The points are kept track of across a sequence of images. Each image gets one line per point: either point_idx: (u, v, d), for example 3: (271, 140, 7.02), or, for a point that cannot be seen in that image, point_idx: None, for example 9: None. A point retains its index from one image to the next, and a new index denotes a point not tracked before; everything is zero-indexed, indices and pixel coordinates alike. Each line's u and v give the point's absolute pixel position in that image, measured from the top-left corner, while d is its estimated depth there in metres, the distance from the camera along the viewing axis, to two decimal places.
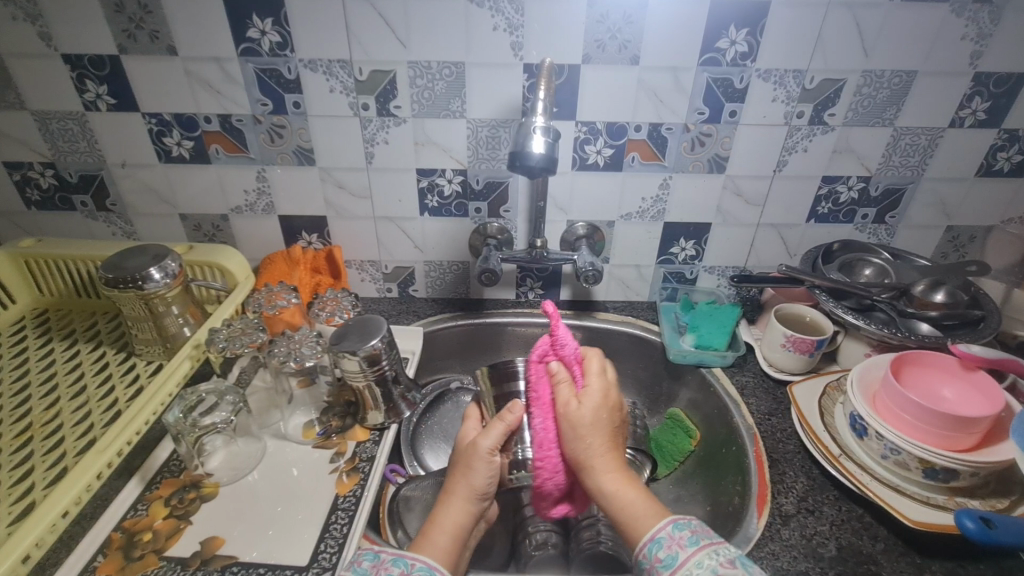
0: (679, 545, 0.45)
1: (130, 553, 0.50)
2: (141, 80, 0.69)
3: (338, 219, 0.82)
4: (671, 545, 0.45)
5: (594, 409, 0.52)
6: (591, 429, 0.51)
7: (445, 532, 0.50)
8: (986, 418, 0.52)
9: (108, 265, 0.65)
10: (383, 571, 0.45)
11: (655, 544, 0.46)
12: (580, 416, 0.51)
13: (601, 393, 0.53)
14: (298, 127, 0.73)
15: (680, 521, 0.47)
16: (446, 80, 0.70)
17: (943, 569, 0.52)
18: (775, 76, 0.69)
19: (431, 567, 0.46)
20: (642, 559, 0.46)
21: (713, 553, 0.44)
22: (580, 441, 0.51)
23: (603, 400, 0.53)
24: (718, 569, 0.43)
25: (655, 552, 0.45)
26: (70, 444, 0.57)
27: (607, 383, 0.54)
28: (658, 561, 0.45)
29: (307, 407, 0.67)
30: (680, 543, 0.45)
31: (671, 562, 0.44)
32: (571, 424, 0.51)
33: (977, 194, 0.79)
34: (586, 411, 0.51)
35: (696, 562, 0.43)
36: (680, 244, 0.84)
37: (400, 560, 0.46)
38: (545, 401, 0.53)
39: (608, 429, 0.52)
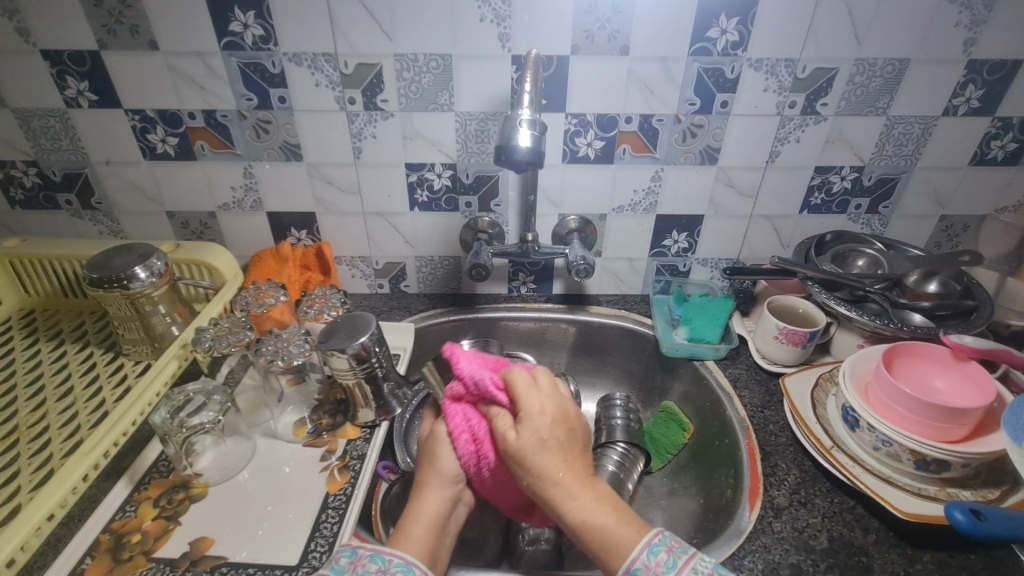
0: (656, 574, 0.44)
1: (118, 555, 0.50)
2: (123, 76, 0.68)
3: (327, 216, 0.81)
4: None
5: (532, 439, 0.49)
6: (542, 455, 0.49)
7: (419, 521, 0.50)
8: (977, 410, 0.52)
9: (93, 265, 0.65)
10: (360, 568, 0.44)
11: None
12: (519, 448, 0.49)
13: (542, 415, 0.50)
14: (284, 122, 0.72)
15: (654, 544, 0.46)
16: (433, 72, 0.69)
17: (935, 560, 0.52)
18: (767, 65, 0.68)
19: (408, 563, 0.46)
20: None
21: (695, 574, 0.44)
22: (531, 471, 0.48)
23: (542, 427, 0.50)
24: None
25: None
26: (57, 446, 0.57)
27: (542, 404, 0.51)
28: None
29: (297, 405, 0.67)
30: (659, 570, 0.44)
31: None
32: (516, 457, 0.49)
33: (971, 183, 0.78)
34: (528, 437, 0.49)
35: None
36: (672, 236, 0.84)
37: (377, 555, 0.46)
38: (472, 439, 0.53)
39: (560, 453, 0.49)
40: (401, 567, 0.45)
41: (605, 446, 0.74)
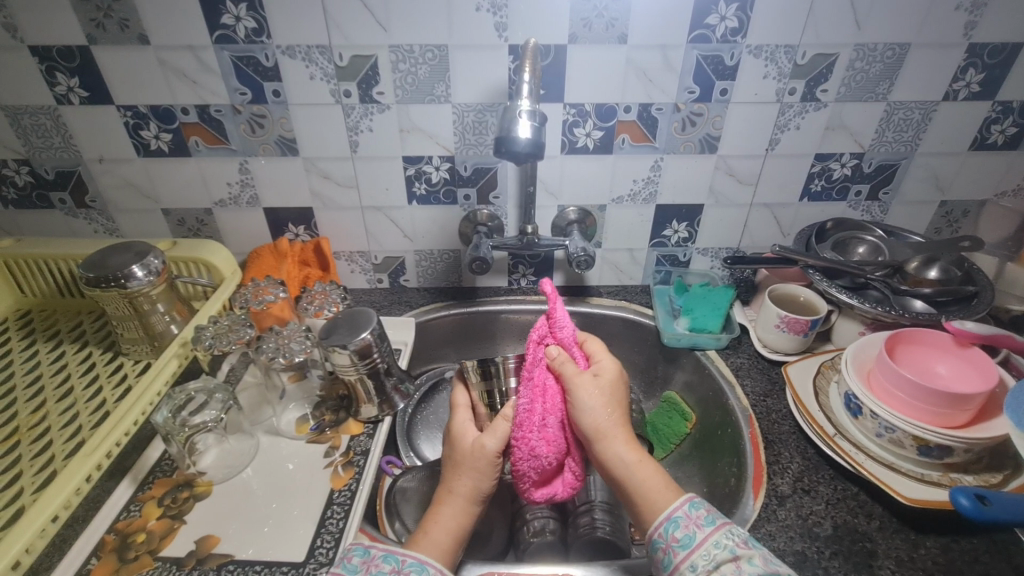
0: (695, 525, 0.46)
1: (124, 554, 0.50)
2: (113, 71, 0.67)
3: (324, 211, 0.80)
4: (687, 525, 0.46)
5: (600, 389, 0.53)
6: (608, 401, 0.53)
7: (440, 529, 0.50)
8: (980, 395, 0.52)
9: (89, 264, 0.64)
10: (374, 567, 0.45)
11: (671, 524, 0.47)
12: (591, 392, 0.52)
13: (611, 373, 0.55)
14: (279, 116, 0.71)
15: (695, 499, 0.48)
16: (429, 63, 0.68)
17: (938, 544, 0.52)
18: (766, 52, 0.68)
19: (422, 562, 0.46)
20: (657, 539, 0.47)
21: (730, 533, 0.45)
22: (598, 414, 0.52)
23: (611, 384, 0.54)
24: (736, 549, 0.44)
25: (672, 532, 0.46)
26: (59, 447, 0.56)
27: (614, 365, 0.56)
28: (675, 541, 0.46)
29: (299, 401, 0.66)
30: (697, 522, 0.46)
31: (688, 542, 0.45)
32: (585, 397, 0.52)
33: (971, 168, 0.78)
34: (601, 385, 0.53)
35: (714, 542, 0.45)
36: (673, 226, 0.83)
37: (391, 555, 0.46)
38: (541, 384, 0.54)
39: (620, 407, 0.54)
40: (415, 567, 0.46)
41: None
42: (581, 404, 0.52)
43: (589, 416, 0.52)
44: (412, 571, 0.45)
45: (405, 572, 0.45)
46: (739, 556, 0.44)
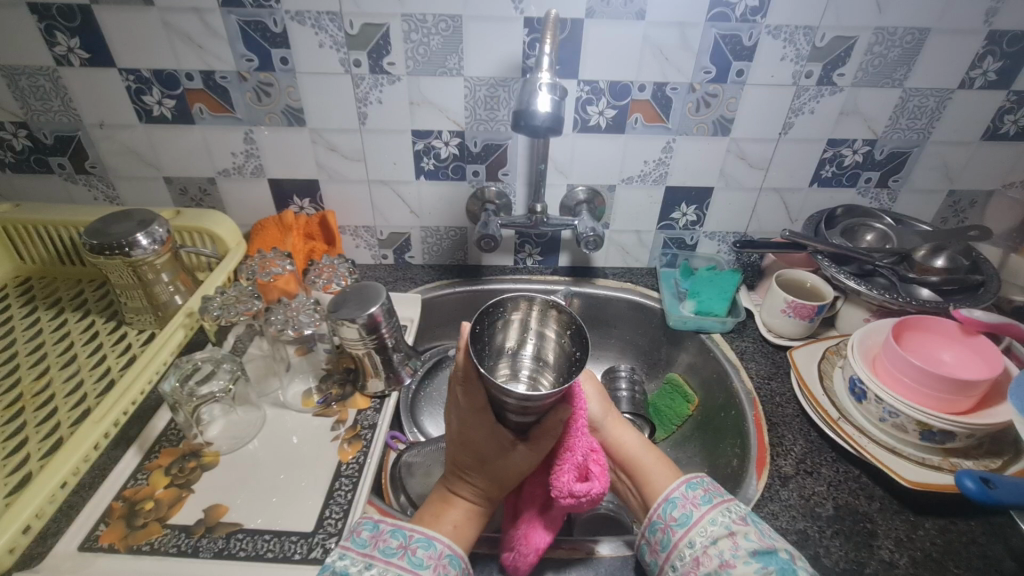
0: (693, 504, 0.49)
1: (133, 521, 0.50)
2: (115, 32, 0.65)
3: (330, 183, 0.79)
4: (685, 505, 0.50)
5: (596, 387, 0.61)
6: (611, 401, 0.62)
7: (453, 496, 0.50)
8: (984, 382, 0.53)
9: (91, 231, 0.63)
10: (382, 542, 0.46)
11: (669, 505, 0.50)
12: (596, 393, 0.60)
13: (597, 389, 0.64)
14: (287, 85, 0.70)
15: (692, 482, 0.52)
16: (442, 34, 0.66)
17: (936, 526, 0.53)
18: (785, 33, 0.67)
19: (430, 537, 0.47)
20: (656, 520, 0.50)
21: (727, 511, 0.48)
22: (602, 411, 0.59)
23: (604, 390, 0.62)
24: (732, 525, 0.47)
25: (670, 511, 0.49)
26: (64, 415, 0.56)
27: None
28: (673, 520, 0.49)
29: (305, 374, 0.67)
30: (694, 502, 0.50)
31: (686, 521, 0.49)
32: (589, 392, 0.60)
33: (981, 158, 0.78)
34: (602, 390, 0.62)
35: (710, 519, 0.48)
36: (681, 209, 0.83)
37: (399, 531, 0.47)
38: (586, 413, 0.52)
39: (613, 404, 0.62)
40: (422, 542, 0.46)
41: None
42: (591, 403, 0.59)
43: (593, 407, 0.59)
44: (419, 547, 0.46)
45: (412, 547, 0.46)
46: (734, 532, 0.46)
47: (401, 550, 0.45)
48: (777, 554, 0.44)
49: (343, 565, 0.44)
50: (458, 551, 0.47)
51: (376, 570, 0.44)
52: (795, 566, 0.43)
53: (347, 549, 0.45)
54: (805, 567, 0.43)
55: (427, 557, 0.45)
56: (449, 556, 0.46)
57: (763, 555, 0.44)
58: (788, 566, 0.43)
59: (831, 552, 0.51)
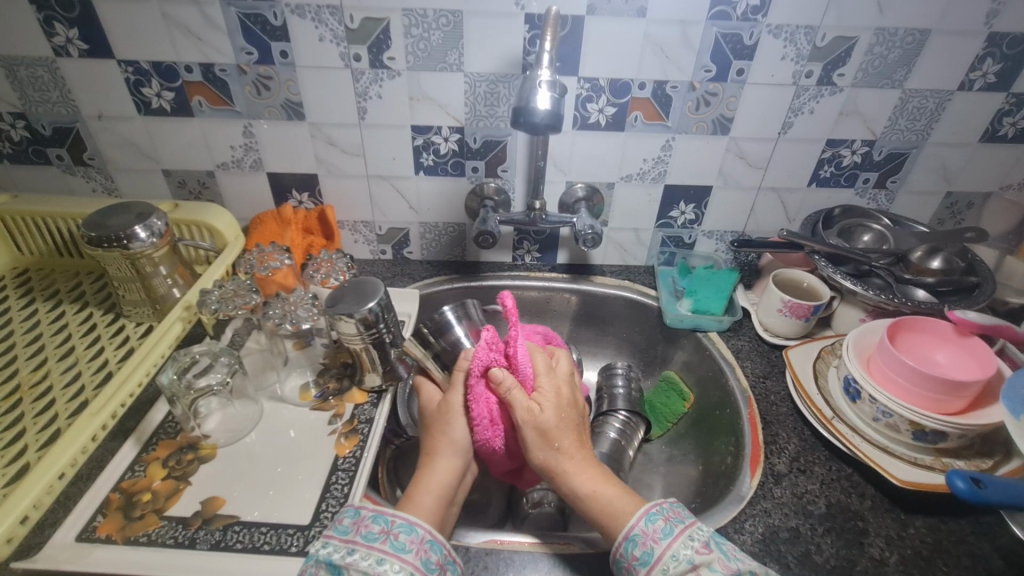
0: (653, 540, 0.47)
1: (130, 513, 0.50)
2: (115, 24, 0.65)
3: (329, 177, 0.79)
4: (645, 542, 0.47)
5: (549, 412, 0.54)
6: (560, 431, 0.54)
7: (430, 492, 0.51)
8: (977, 383, 0.53)
9: (90, 223, 0.62)
10: (364, 528, 0.46)
11: (630, 542, 0.47)
12: (541, 421, 0.53)
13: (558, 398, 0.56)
14: (286, 79, 0.70)
15: (651, 512, 0.48)
16: (443, 29, 0.66)
17: (926, 525, 0.54)
18: (786, 32, 0.67)
19: (411, 523, 0.47)
20: (619, 557, 0.48)
21: (689, 540, 0.46)
22: (547, 448, 0.53)
23: (557, 401, 0.55)
24: (694, 557, 0.45)
25: (631, 550, 0.47)
26: (62, 406, 0.56)
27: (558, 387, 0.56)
28: (635, 558, 0.47)
29: (302, 369, 0.67)
30: (655, 537, 0.47)
31: (647, 558, 0.46)
32: (527, 435, 0.53)
33: (979, 160, 0.78)
34: (550, 416, 0.54)
35: (673, 554, 0.46)
36: (680, 207, 0.83)
37: (381, 516, 0.47)
38: (489, 417, 0.56)
39: (571, 423, 0.55)
40: (404, 527, 0.46)
41: (608, 414, 0.76)
42: (529, 439, 0.53)
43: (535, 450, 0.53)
44: (400, 532, 0.46)
45: (394, 532, 0.46)
46: (698, 564, 0.45)
47: (383, 536, 0.45)
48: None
49: (326, 552, 0.44)
50: (439, 537, 0.47)
51: (358, 556, 0.44)
52: None
53: (329, 538, 0.46)
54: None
55: (408, 541, 0.45)
56: (430, 541, 0.46)
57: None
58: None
59: (823, 549, 0.51)
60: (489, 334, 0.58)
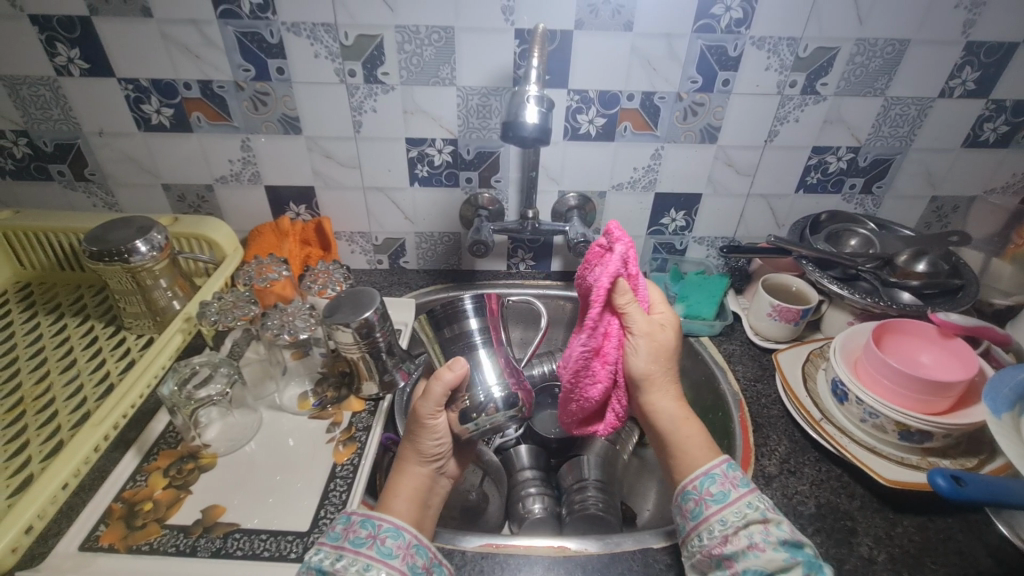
0: (732, 484, 0.48)
1: (132, 522, 0.51)
2: (116, 44, 0.66)
3: (326, 190, 0.80)
4: (724, 482, 0.48)
5: (671, 335, 0.57)
6: (658, 353, 0.56)
7: (404, 497, 0.51)
8: (960, 383, 0.55)
9: (91, 238, 0.64)
10: (353, 533, 0.47)
11: (708, 479, 0.49)
12: (661, 338, 0.56)
13: (665, 325, 0.57)
14: (283, 94, 0.71)
15: (733, 461, 0.50)
16: (435, 45, 0.68)
17: (915, 523, 0.55)
18: (769, 44, 0.68)
19: (398, 527, 0.48)
20: (691, 489, 0.49)
21: (765, 495, 0.47)
22: (653, 363, 0.55)
23: (672, 327, 0.58)
24: (767, 512, 0.46)
25: (707, 486, 0.48)
26: (64, 418, 0.57)
27: (670, 312, 0.59)
28: (708, 495, 0.48)
29: (301, 377, 0.68)
30: (734, 482, 0.48)
31: (722, 498, 0.48)
32: (640, 344, 0.55)
33: (963, 165, 0.80)
34: (666, 335, 0.56)
35: (747, 502, 0.47)
36: (671, 214, 0.85)
37: (369, 521, 0.48)
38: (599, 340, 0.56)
39: (671, 352, 0.57)
40: (391, 532, 0.47)
41: None
42: (641, 351, 0.55)
43: (641, 359, 0.55)
44: (387, 537, 0.47)
45: (381, 536, 0.46)
46: (768, 519, 0.46)
47: (370, 540, 0.46)
48: (803, 547, 0.44)
49: (317, 559, 0.45)
50: (425, 541, 0.48)
51: (346, 562, 0.44)
52: (819, 562, 0.43)
53: (322, 545, 0.46)
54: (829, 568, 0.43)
55: (395, 546, 0.46)
56: (416, 545, 0.47)
57: (792, 545, 0.44)
58: (812, 561, 0.43)
59: (812, 549, 0.52)
60: (624, 251, 0.55)
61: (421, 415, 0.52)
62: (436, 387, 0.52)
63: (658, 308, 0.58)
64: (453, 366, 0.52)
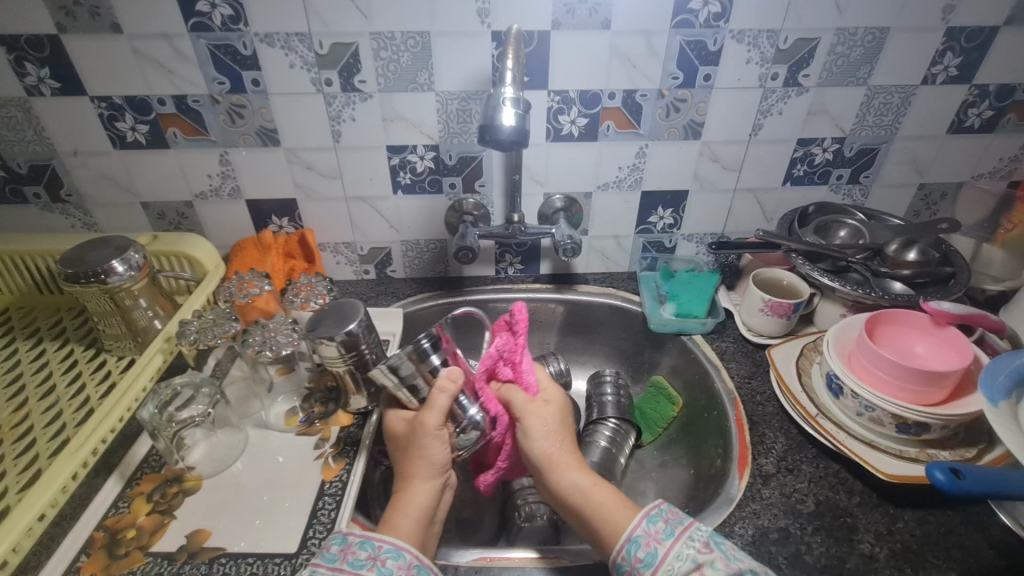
0: (656, 540, 0.48)
1: (114, 551, 0.49)
2: (86, 61, 0.65)
3: (308, 202, 0.79)
4: (648, 542, 0.48)
5: (558, 411, 0.57)
6: (557, 430, 0.56)
7: (408, 515, 0.51)
8: (954, 372, 0.54)
9: (67, 260, 0.63)
10: (351, 555, 0.46)
11: (633, 544, 0.48)
12: (544, 417, 0.56)
13: (551, 402, 0.58)
14: (259, 106, 0.70)
15: (653, 514, 0.50)
16: (412, 50, 0.67)
17: (915, 518, 0.54)
18: (748, 36, 0.68)
19: (398, 548, 0.47)
20: (621, 561, 0.48)
21: (690, 541, 0.47)
22: (547, 441, 0.55)
23: (560, 401, 0.58)
24: (698, 557, 0.46)
25: (635, 552, 0.47)
26: (43, 445, 0.56)
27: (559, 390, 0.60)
28: (638, 561, 0.47)
29: (288, 394, 0.67)
30: (657, 538, 0.48)
31: (651, 560, 0.47)
32: (532, 425, 0.56)
33: (949, 152, 0.79)
34: (549, 412, 0.56)
35: (676, 553, 0.47)
36: (658, 212, 0.84)
37: (368, 542, 0.47)
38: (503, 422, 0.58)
39: (567, 429, 0.57)
40: (391, 553, 0.46)
41: (598, 423, 0.75)
42: (532, 429, 0.56)
43: (548, 435, 0.55)
44: (387, 558, 0.46)
45: (381, 558, 0.46)
46: (701, 564, 0.45)
47: (370, 562, 0.45)
48: None
49: None
50: (426, 562, 0.47)
51: None
52: None
53: (316, 567, 0.45)
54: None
55: (395, 567, 0.45)
56: (417, 566, 0.46)
57: None
58: None
59: (813, 548, 0.51)
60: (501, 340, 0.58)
61: (430, 425, 0.52)
62: (439, 399, 0.53)
63: (545, 386, 0.59)
64: (451, 378, 0.53)
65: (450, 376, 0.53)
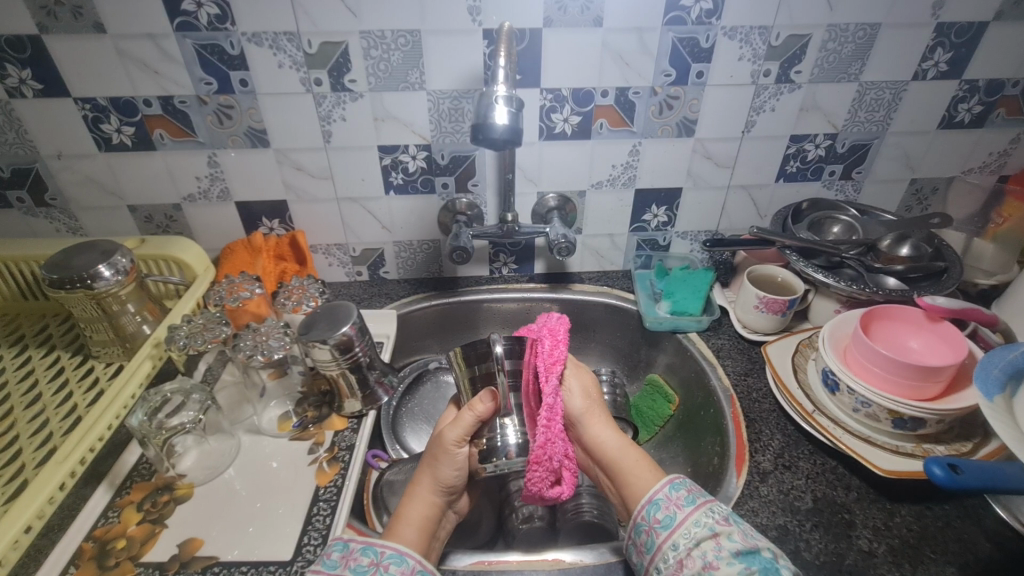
0: (676, 506, 0.49)
1: (104, 562, 0.48)
2: (67, 61, 0.64)
3: (299, 203, 0.78)
4: (668, 506, 0.49)
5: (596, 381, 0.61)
6: (594, 392, 0.59)
7: (409, 524, 0.51)
8: (949, 366, 0.54)
9: (52, 265, 0.61)
10: (353, 561, 0.45)
11: (654, 506, 0.49)
12: (582, 379, 0.59)
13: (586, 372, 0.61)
14: (248, 107, 0.69)
15: (676, 482, 0.51)
16: (402, 49, 0.66)
17: (913, 512, 0.54)
18: (740, 33, 0.68)
19: (402, 554, 0.47)
20: (640, 522, 0.49)
21: (710, 511, 0.47)
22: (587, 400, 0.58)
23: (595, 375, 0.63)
24: (716, 526, 0.46)
25: (654, 513, 0.49)
26: (29, 455, 0.54)
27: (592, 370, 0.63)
28: (656, 522, 0.48)
29: (280, 398, 0.65)
30: (678, 503, 0.49)
31: (669, 522, 0.48)
32: (573, 381, 0.59)
33: (939, 147, 0.80)
34: (588, 377, 0.60)
35: (694, 521, 0.47)
36: (652, 211, 0.84)
37: (370, 548, 0.46)
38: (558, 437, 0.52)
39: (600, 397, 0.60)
40: (394, 558, 0.46)
41: None
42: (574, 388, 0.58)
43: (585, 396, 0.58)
44: (391, 563, 0.46)
45: (384, 563, 0.45)
46: (718, 533, 0.46)
47: (372, 568, 0.45)
48: (760, 553, 0.44)
49: None
50: (429, 568, 0.47)
51: None
52: (777, 565, 0.43)
53: (317, 574, 0.45)
54: (787, 566, 0.43)
55: (399, 572, 0.45)
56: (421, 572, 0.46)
57: (748, 555, 0.43)
58: (771, 565, 0.43)
59: (811, 545, 0.51)
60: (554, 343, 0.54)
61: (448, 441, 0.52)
62: (465, 416, 0.52)
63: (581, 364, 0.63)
64: (481, 399, 0.51)
65: (482, 398, 0.52)
